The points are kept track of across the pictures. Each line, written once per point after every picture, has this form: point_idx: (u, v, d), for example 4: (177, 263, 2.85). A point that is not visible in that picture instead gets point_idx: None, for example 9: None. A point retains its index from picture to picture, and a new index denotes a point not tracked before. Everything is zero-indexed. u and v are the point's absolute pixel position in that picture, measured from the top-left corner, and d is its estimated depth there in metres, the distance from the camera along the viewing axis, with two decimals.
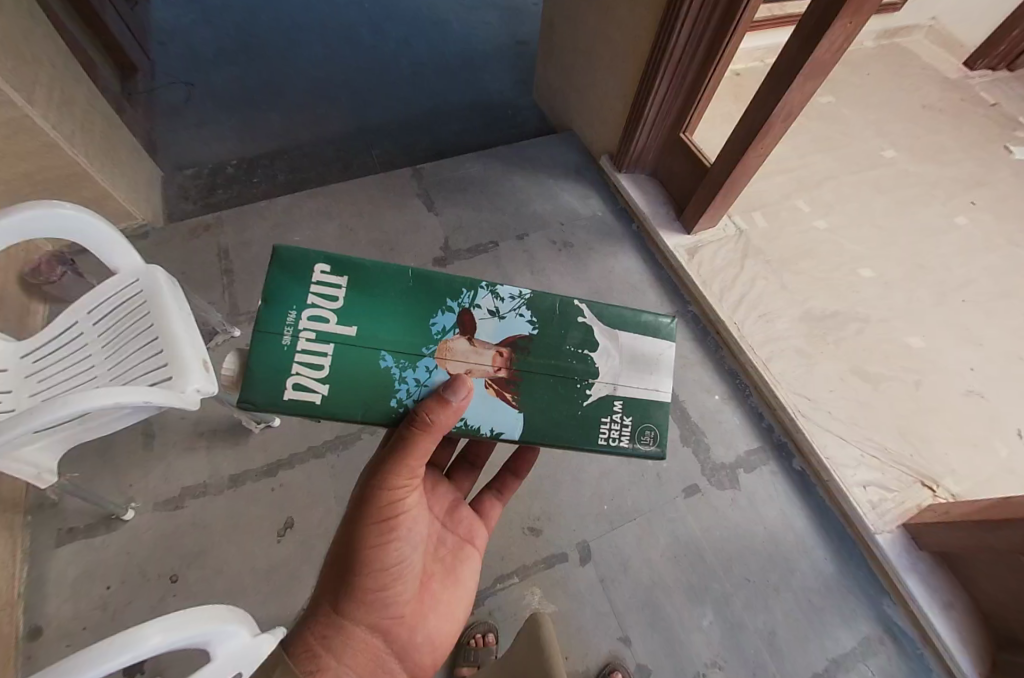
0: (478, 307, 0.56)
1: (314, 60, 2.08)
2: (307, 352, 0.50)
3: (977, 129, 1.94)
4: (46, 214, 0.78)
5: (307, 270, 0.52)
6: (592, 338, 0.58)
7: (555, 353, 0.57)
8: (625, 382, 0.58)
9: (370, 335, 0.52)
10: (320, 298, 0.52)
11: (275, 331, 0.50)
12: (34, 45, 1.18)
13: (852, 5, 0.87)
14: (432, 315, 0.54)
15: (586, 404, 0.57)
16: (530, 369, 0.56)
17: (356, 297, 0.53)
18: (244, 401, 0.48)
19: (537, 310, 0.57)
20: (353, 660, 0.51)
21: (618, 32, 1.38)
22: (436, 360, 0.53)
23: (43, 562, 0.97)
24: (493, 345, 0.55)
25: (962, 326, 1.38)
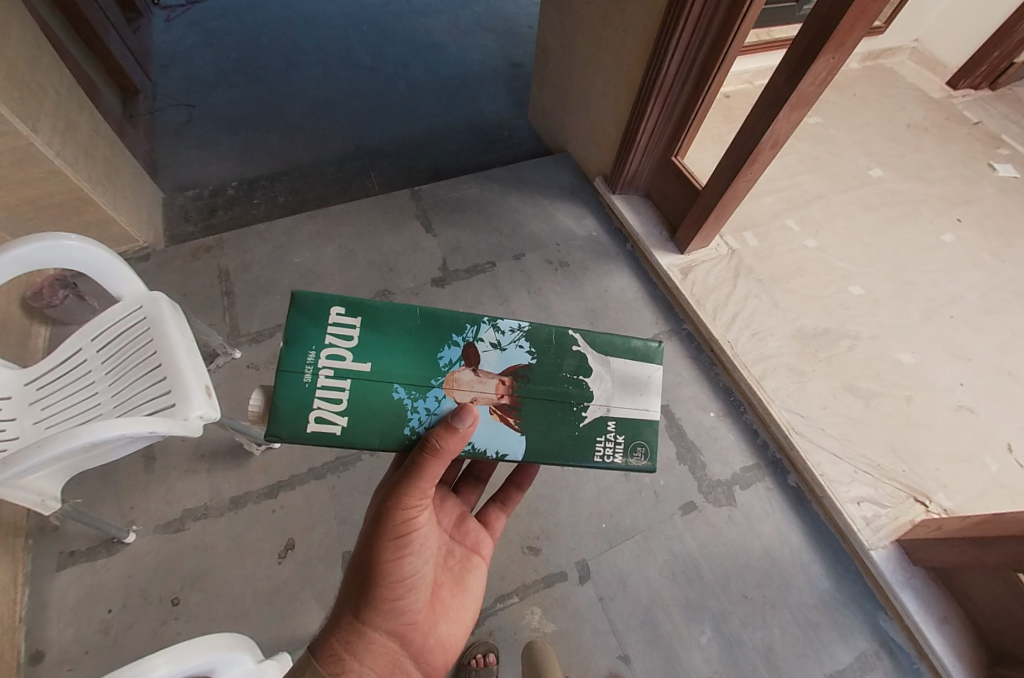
0: (482, 339, 0.58)
1: (314, 82, 2.13)
2: (326, 388, 0.53)
3: (961, 147, 1.99)
4: (51, 245, 0.80)
5: (323, 312, 0.55)
6: (586, 365, 0.61)
7: (552, 379, 0.60)
8: (617, 403, 0.62)
9: (384, 369, 0.55)
10: (338, 337, 0.54)
11: (298, 369, 0.53)
12: (40, 75, 1.20)
13: (834, 42, 0.91)
14: (440, 348, 0.57)
15: (582, 425, 0.60)
16: (530, 394, 0.59)
17: (368, 334, 0.55)
18: (272, 434, 0.51)
19: (536, 339, 0.60)
20: (374, 665, 0.52)
21: (611, 60, 1.42)
22: (444, 390, 0.56)
23: (44, 586, 0.97)
24: (495, 374, 0.58)
25: (951, 341, 1.41)
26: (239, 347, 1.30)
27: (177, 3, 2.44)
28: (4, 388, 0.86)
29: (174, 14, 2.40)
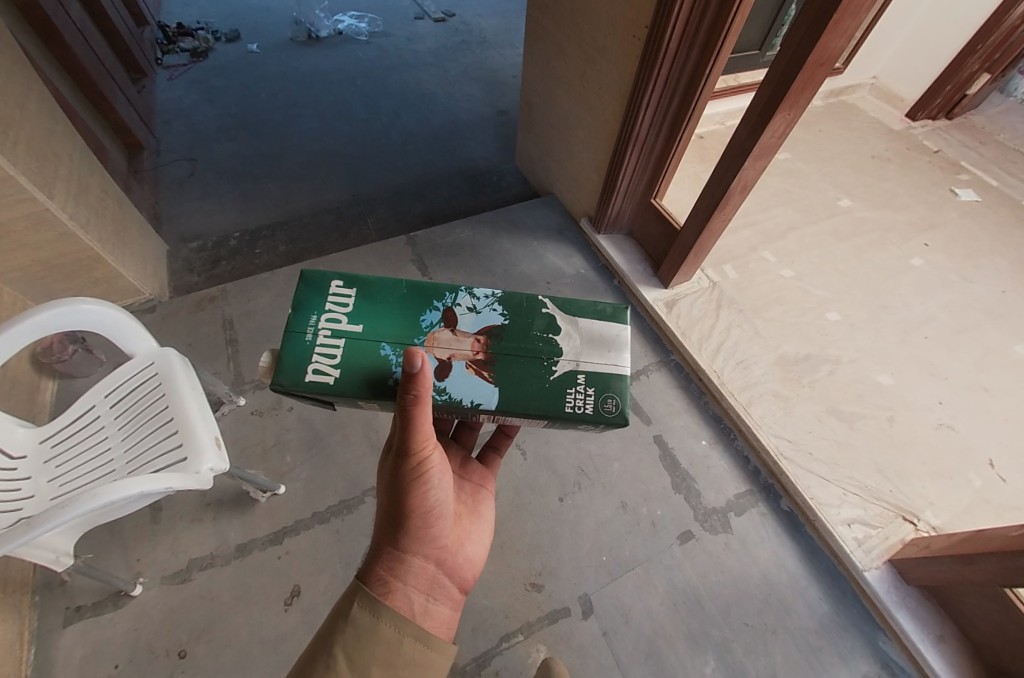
0: (459, 304, 0.65)
1: (311, 134, 2.24)
2: (324, 345, 0.60)
3: (924, 175, 2.11)
4: (70, 311, 0.85)
5: (325, 285, 0.63)
6: (555, 325, 0.65)
7: (524, 337, 0.64)
8: (585, 357, 0.64)
9: (375, 329, 0.62)
10: (337, 305, 0.63)
11: (301, 329, 0.60)
12: (55, 144, 1.28)
13: (788, 100, 1.01)
14: (424, 313, 0.64)
15: (553, 377, 0.62)
16: (503, 349, 0.63)
17: (362, 301, 0.64)
18: (275, 384, 0.57)
19: (508, 302, 0.66)
20: (415, 582, 0.59)
21: (590, 112, 1.54)
22: (426, 345, 0.61)
23: (51, 643, 0.97)
24: (470, 332, 0.63)
25: (927, 361, 1.48)
26: (243, 394, 1.34)
27: (179, 63, 2.58)
28: (20, 448, 0.90)
29: (177, 73, 2.54)
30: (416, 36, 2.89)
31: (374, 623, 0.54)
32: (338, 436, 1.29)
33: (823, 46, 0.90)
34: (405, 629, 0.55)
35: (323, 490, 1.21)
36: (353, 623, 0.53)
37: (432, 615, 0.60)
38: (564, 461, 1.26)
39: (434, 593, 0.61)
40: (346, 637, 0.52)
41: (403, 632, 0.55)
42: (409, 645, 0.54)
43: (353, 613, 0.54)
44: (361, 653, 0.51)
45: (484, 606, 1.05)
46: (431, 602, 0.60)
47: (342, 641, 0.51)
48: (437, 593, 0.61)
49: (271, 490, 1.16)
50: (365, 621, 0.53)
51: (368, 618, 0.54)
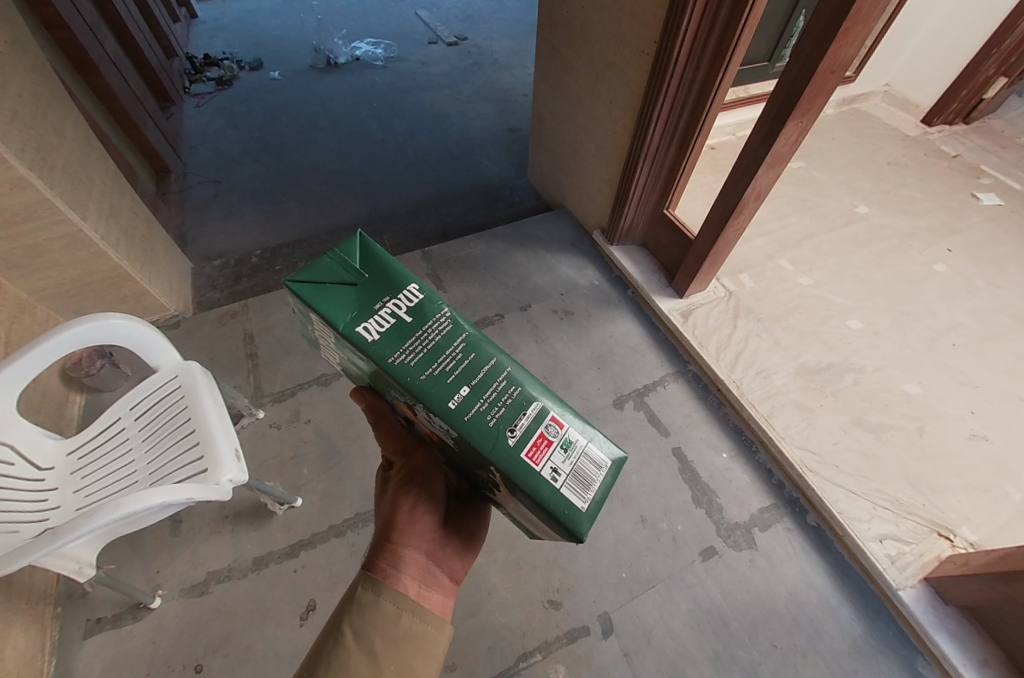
0: (415, 408, 0.50)
1: (329, 155, 2.31)
2: (327, 343, 0.59)
3: (943, 180, 2.08)
4: (98, 326, 0.87)
5: (304, 307, 0.49)
6: (498, 482, 0.50)
7: (467, 461, 0.54)
8: (516, 508, 0.55)
9: (359, 366, 0.55)
10: (323, 329, 0.52)
11: (307, 319, 0.56)
12: (89, 168, 1.34)
13: (800, 108, 1.01)
14: (388, 387, 0.52)
15: (482, 488, 0.62)
16: (449, 452, 0.57)
17: (337, 338, 0.50)
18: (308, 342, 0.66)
19: (463, 443, 0.47)
20: (410, 568, 0.59)
21: (600, 126, 1.56)
22: (391, 401, 0.57)
23: (71, 656, 0.98)
24: (422, 422, 0.55)
25: (956, 369, 1.43)
26: (262, 407, 1.36)
27: (206, 91, 2.71)
28: (48, 458, 0.92)
29: (203, 101, 2.66)
30: (429, 59, 2.99)
31: (376, 599, 0.53)
32: (353, 448, 1.30)
33: (833, 55, 0.90)
34: (404, 604, 0.54)
35: (340, 503, 1.21)
36: (356, 602, 0.53)
37: (428, 600, 0.59)
38: None
39: (428, 580, 0.60)
40: (350, 615, 0.52)
41: (401, 608, 0.54)
42: (408, 620, 0.54)
43: (355, 593, 0.53)
44: (365, 627, 0.51)
45: (501, 624, 1.03)
46: (425, 588, 0.59)
47: (347, 618, 0.51)
48: (431, 580, 0.60)
49: (287, 502, 1.17)
50: (367, 598, 0.53)
51: (370, 596, 0.53)
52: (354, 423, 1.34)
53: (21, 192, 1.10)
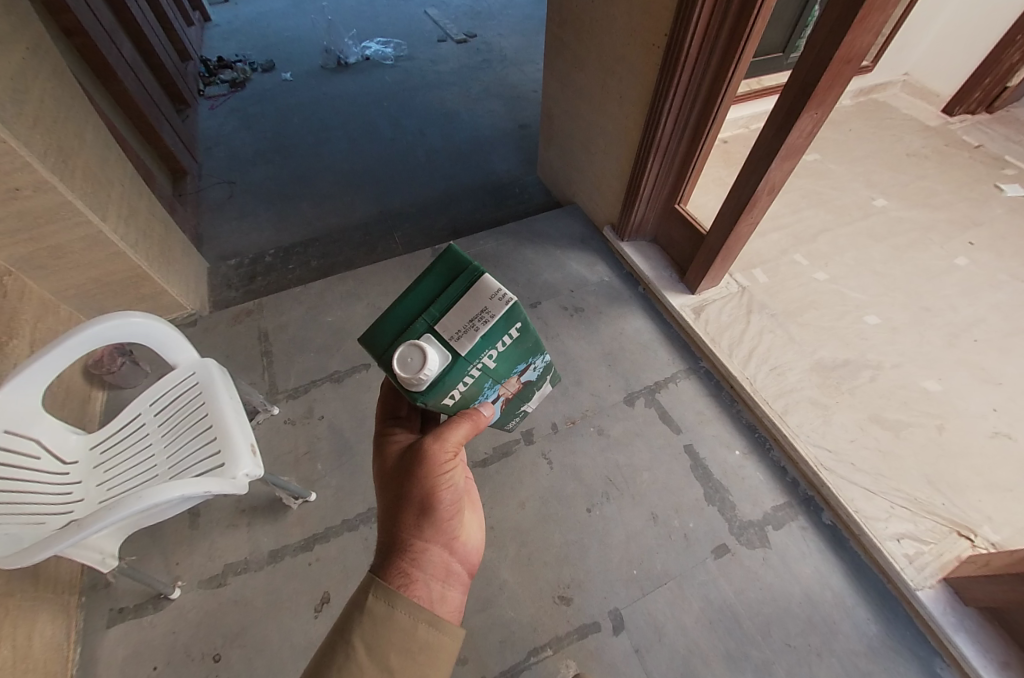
0: (536, 361, 0.71)
1: (340, 154, 2.33)
2: (467, 378, 0.58)
3: (965, 172, 2.02)
4: (118, 324, 0.88)
5: (505, 327, 0.57)
6: (544, 382, 0.83)
7: (531, 389, 0.79)
8: (536, 404, 0.88)
9: (500, 370, 0.63)
10: (502, 342, 0.58)
11: (468, 358, 0.56)
12: (108, 171, 1.38)
13: (815, 99, 0.99)
14: (521, 362, 0.67)
15: (519, 411, 0.85)
16: (522, 395, 0.77)
17: (512, 345, 0.61)
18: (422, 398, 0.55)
19: (547, 365, 0.76)
20: (432, 569, 0.59)
21: (610, 121, 1.55)
22: (501, 386, 0.67)
23: (95, 644, 1.01)
24: (521, 380, 0.71)
25: (978, 366, 1.39)
26: (277, 403, 1.38)
27: (220, 93, 2.75)
28: (71, 452, 0.94)
29: (217, 103, 2.70)
30: (439, 57, 2.99)
31: (388, 610, 0.53)
32: (366, 444, 1.31)
33: (849, 43, 0.88)
34: (419, 615, 0.54)
35: (353, 498, 1.22)
36: (368, 613, 0.52)
37: (450, 601, 0.60)
38: (591, 471, 1.24)
39: (450, 579, 0.61)
40: (363, 627, 0.51)
41: (417, 618, 0.54)
42: (423, 631, 0.54)
43: (368, 604, 0.53)
44: (378, 640, 0.50)
45: (512, 618, 1.04)
46: (448, 588, 0.60)
47: (359, 630, 0.51)
48: (454, 579, 0.61)
49: (302, 497, 1.19)
50: (379, 609, 0.53)
51: (383, 607, 0.53)
52: (366, 419, 1.35)
53: (44, 195, 1.13)
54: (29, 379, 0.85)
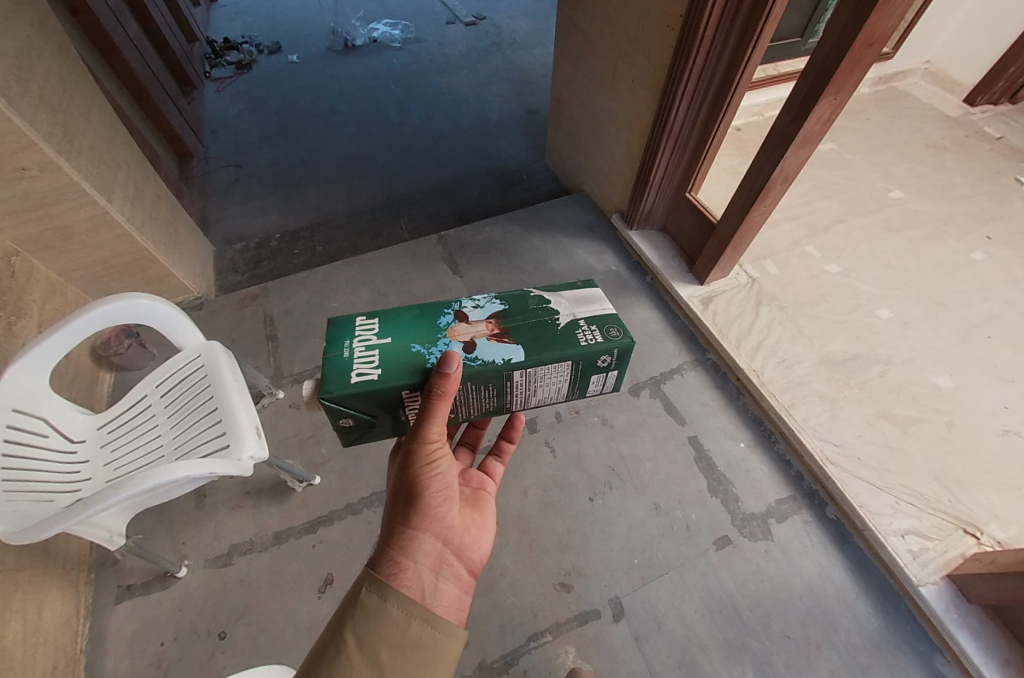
0: (467, 305, 0.70)
1: (347, 139, 2.31)
2: (361, 359, 0.64)
3: (986, 164, 1.96)
4: (124, 305, 0.89)
5: (351, 322, 0.69)
6: (544, 296, 0.72)
7: (523, 311, 0.69)
8: (580, 310, 0.70)
9: (400, 337, 0.66)
10: (362, 329, 0.68)
11: (339, 352, 0.65)
12: (114, 152, 1.37)
13: (835, 85, 0.96)
14: (439, 317, 0.69)
15: (559, 329, 0.67)
16: (512, 320, 0.68)
17: (385, 322, 0.69)
18: (325, 394, 0.60)
19: (503, 295, 0.72)
20: (425, 560, 0.55)
21: (622, 106, 1.51)
22: (449, 338, 0.66)
23: (104, 619, 1.03)
24: (477, 320, 0.68)
25: (991, 363, 1.37)
26: (282, 387, 1.38)
27: (226, 75, 2.73)
28: (79, 432, 0.95)
29: (223, 85, 2.68)
30: (447, 40, 2.94)
31: (381, 605, 0.47)
32: None
33: (873, 26, 0.85)
34: (413, 611, 0.48)
35: (357, 482, 1.23)
36: (360, 606, 0.47)
37: (442, 594, 0.55)
38: (594, 461, 1.24)
39: (445, 571, 0.57)
40: (353, 620, 0.46)
41: (410, 614, 0.48)
42: (418, 629, 0.48)
43: (358, 596, 0.48)
44: (370, 634, 0.45)
45: (513, 604, 1.05)
46: (441, 580, 0.56)
47: (351, 624, 0.45)
48: (448, 571, 0.57)
49: (307, 480, 1.20)
50: (372, 602, 0.47)
51: (375, 600, 0.48)
52: None
53: (50, 175, 1.13)
54: (38, 358, 0.85)
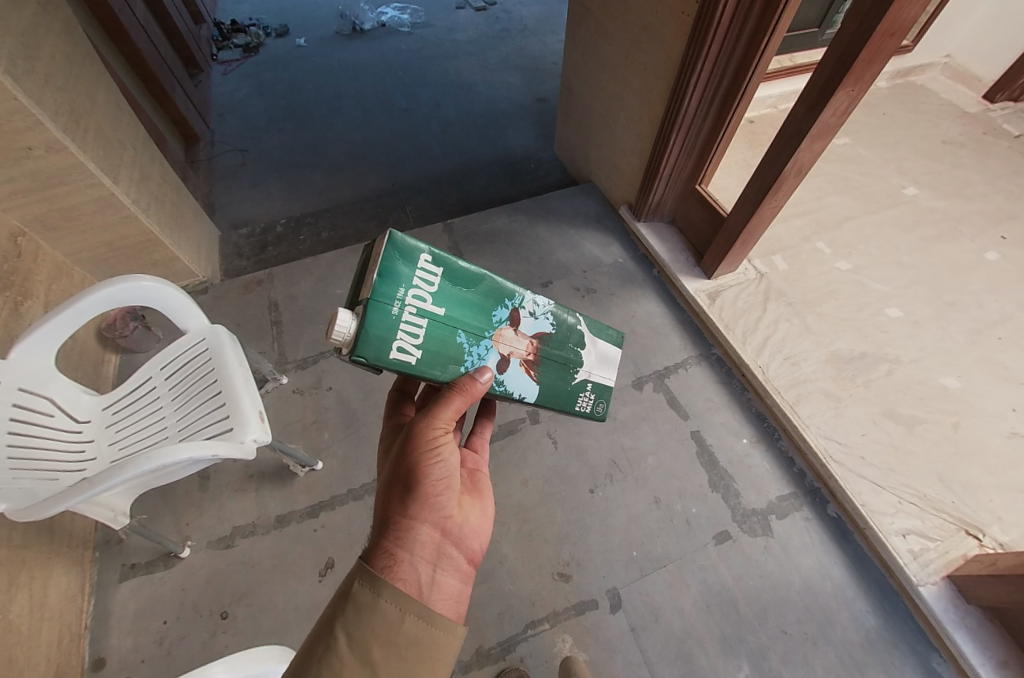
0: (523, 308, 0.67)
1: (353, 125, 2.29)
2: (409, 324, 0.55)
3: (1004, 162, 1.92)
4: (130, 288, 0.88)
5: (414, 257, 0.56)
6: (583, 338, 0.75)
7: (561, 347, 0.72)
8: (596, 372, 0.78)
9: (453, 317, 0.60)
10: (422, 284, 0.57)
11: (387, 299, 0.54)
12: (120, 133, 1.36)
13: (852, 76, 0.93)
14: (496, 309, 0.64)
15: (572, 383, 0.75)
16: (548, 353, 0.71)
17: (446, 284, 0.59)
18: (357, 357, 0.53)
19: (557, 313, 0.72)
20: (423, 552, 0.55)
21: (633, 96, 1.49)
22: (492, 343, 0.63)
23: (108, 597, 1.05)
24: (524, 336, 0.67)
25: (1000, 365, 1.35)
26: (286, 373, 1.39)
27: (232, 58, 2.70)
28: (84, 412, 0.96)
29: (230, 68, 2.65)
30: (456, 25, 2.89)
31: (373, 599, 0.48)
32: (373, 417, 1.32)
33: (894, 15, 0.82)
34: (407, 607, 0.48)
35: (358, 468, 1.23)
36: (353, 600, 0.47)
37: (439, 586, 0.55)
38: (595, 452, 1.24)
39: (442, 563, 0.57)
40: (345, 616, 0.46)
41: (404, 610, 0.48)
42: (411, 625, 0.48)
43: (351, 590, 0.48)
44: (361, 630, 0.45)
45: (511, 592, 1.05)
46: (438, 572, 0.56)
47: (342, 620, 0.46)
48: (445, 562, 0.57)
49: (308, 465, 1.20)
50: (364, 598, 0.47)
51: (368, 594, 0.48)
52: (374, 393, 1.36)
53: (56, 155, 1.12)
54: (46, 337, 0.86)
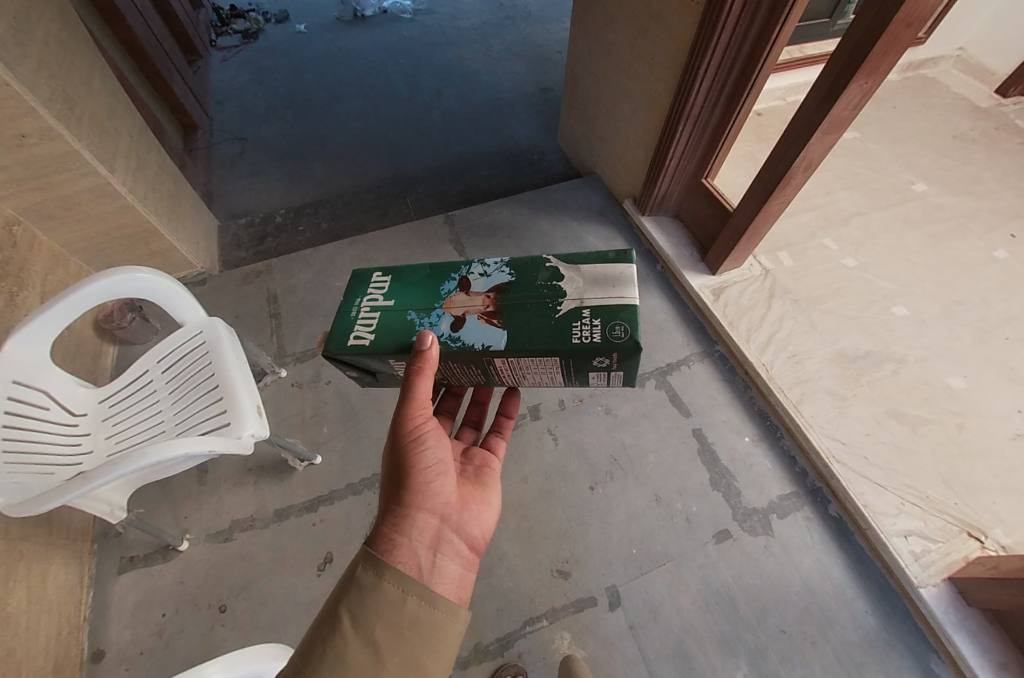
0: (472, 274, 0.69)
1: (354, 114, 2.25)
2: (364, 320, 0.67)
3: (1015, 158, 1.89)
4: (125, 280, 0.87)
5: (366, 278, 0.73)
6: (558, 274, 0.67)
7: (527, 289, 0.65)
8: (589, 296, 0.63)
9: (402, 301, 0.68)
10: (374, 290, 0.71)
11: (347, 309, 0.69)
12: (116, 120, 1.34)
13: (866, 68, 0.91)
14: (441, 284, 0.69)
15: (557, 316, 0.62)
16: (509, 300, 0.65)
17: (395, 283, 0.71)
18: (326, 351, 0.65)
19: (514, 264, 0.69)
20: (420, 537, 0.55)
21: (640, 87, 1.46)
22: (443, 309, 0.66)
23: (107, 589, 1.05)
24: (477, 294, 0.66)
25: (1007, 365, 1.33)
26: (284, 366, 1.38)
27: (231, 45, 2.66)
28: (81, 405, 0.95)
29: (230, 54, 2.61)
30: (460, 12, 2.84)
31: (377, 581, 0.47)
32: (372, 410, 1.30)
33: (912, 5, 0.79)
34: (409, 587, 0.48)
35: (357, 462, 1.22)
36: (356, 581, 0.47)
37: (441, 572, 0.54)
38: (596, 449, 1.23)
39: (442, 549, 0.56)
40: (350, 597, 0.46)
41: (407, 590, 0.48)
42: (414, 605, 0.47)
43: (355, 573, 0.48)
44: (366, 611, 0.45)
45: (510, 588, 1.05)
46: (438, 558, 0.55)
47: (348, 602, 0.46)
48: (445, 548, 0.56)
49: (307, 459, 1.19)
50: (368, 579, 0.47)
51: (372, 577, 0.47)
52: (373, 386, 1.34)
53: (50, 143, 1.10)
54: (41, 330, 0.85)
